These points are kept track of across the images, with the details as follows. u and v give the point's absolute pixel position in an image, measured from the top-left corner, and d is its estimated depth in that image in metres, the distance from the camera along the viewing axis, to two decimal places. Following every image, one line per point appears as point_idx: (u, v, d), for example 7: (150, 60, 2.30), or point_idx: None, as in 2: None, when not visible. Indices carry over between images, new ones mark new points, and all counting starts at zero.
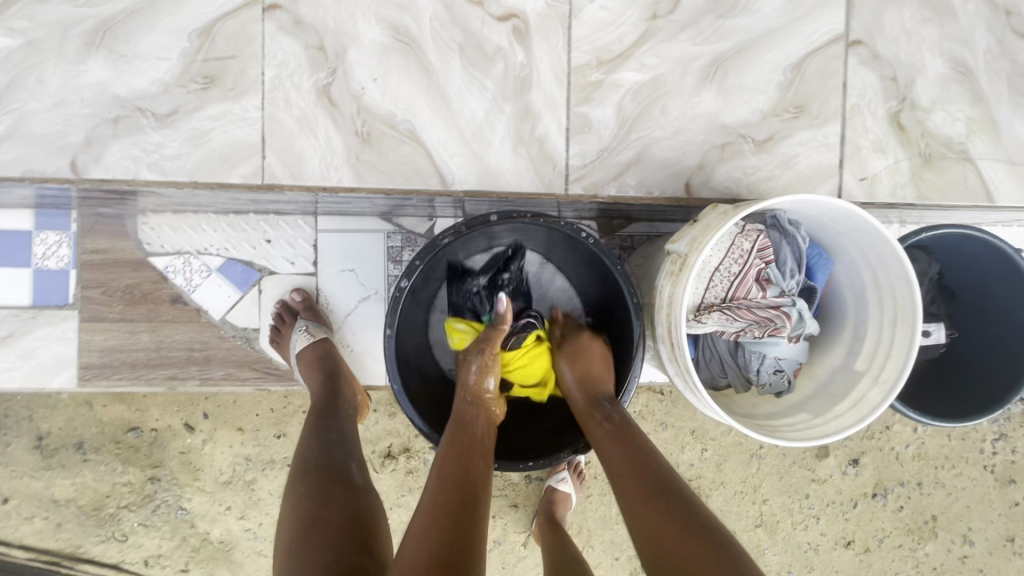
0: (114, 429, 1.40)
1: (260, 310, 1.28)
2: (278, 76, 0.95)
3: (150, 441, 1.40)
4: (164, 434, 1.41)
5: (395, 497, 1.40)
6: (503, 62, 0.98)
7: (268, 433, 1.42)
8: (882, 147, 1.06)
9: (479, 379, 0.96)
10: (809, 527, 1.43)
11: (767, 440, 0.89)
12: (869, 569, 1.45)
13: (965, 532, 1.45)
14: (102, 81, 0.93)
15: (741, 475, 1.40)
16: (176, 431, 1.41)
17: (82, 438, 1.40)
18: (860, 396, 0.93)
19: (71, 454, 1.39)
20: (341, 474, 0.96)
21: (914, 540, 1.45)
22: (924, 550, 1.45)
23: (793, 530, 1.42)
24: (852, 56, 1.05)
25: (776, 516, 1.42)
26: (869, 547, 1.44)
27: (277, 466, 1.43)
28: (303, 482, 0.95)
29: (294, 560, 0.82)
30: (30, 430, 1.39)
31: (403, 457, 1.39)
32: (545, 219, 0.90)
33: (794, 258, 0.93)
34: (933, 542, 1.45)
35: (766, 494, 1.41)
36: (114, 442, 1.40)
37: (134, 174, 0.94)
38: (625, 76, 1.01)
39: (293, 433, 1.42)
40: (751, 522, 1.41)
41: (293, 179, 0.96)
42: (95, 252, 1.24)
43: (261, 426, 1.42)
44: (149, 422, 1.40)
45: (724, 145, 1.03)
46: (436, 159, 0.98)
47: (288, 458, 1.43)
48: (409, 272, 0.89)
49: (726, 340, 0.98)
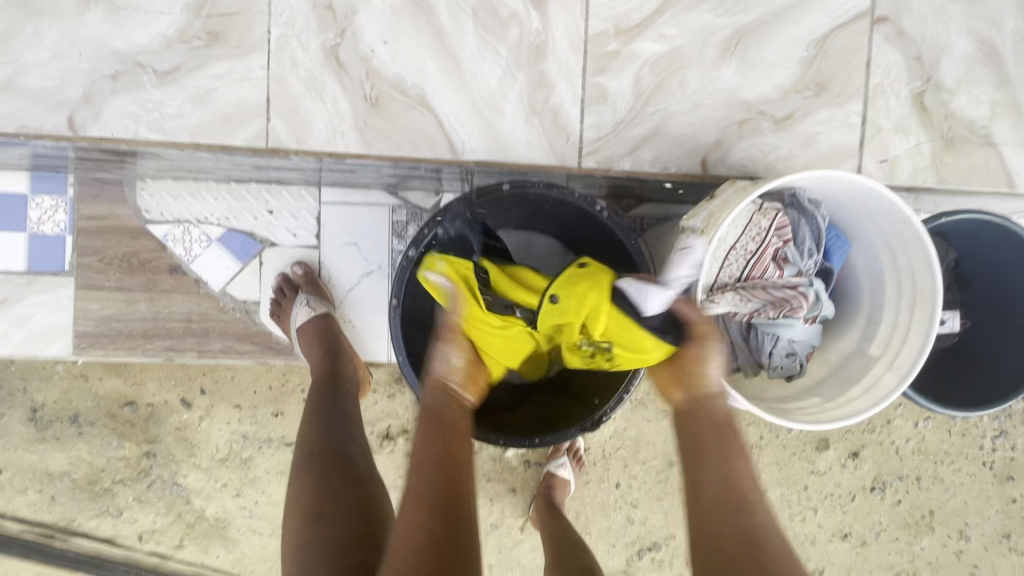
0: (110, 402, 1.38)
1: (260, 282, 1.25)
2: (285, 35, 0.91)
3: (146, 416, 1.38)
4: (161, 409, 1.38)
5: (393, 478, 1.39)
6: (518, 28, 0.95)
7: (265, 411, 1.40)
8: (904, 128, 1.04)
9: (441, 361, 0.89)
10: (807, 519, 1.42)
11: (780, 422, 0.87)
12: (865, 562, 1.44)
13: (961, 528, 1.44)
14: (102, 34, 0.89)
15: None
16: (173, 406, 1.39)
17: (77, 410, 1.37)
18: (874, 381, 0.91)
19: (67, 427, 1.37)
20: (347, 462, 0.94)
21: (911, 534, 1.44)
22: (920, 544, 1.44)
23: (792, 522, 1.41)
24: (878, 33, 1.02)
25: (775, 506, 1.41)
26: (865, 540, 1.43)
27: (274, 444, 1.41)
28: (310, 467, 0.93)
29: (306, 554, 0.82)
30: (24, 402, 1.37)
31: (401, 438, 1.38)
32: (558, 189, 0.87)
33: (813, 238, 0.90)
34: (930, 537, 1.44)
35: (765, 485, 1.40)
36: (110, 415, 1.38)
37: (133, 133, 0.91)
38: (644, 46, 0.97)
39: (291, 411, 1.40)
40: None
41: (298, 144, 0.93)
42: (92, 218, 1.21)
43: (258, 404, 1.40)
44: (145, 397, 1.38)
45: (742, 121, 1.00)
46: (446, 127, 0.95)
47: (285, 436, 1.41)
48: (416, 241, 0.86)
49: (739, 321, 0.96)
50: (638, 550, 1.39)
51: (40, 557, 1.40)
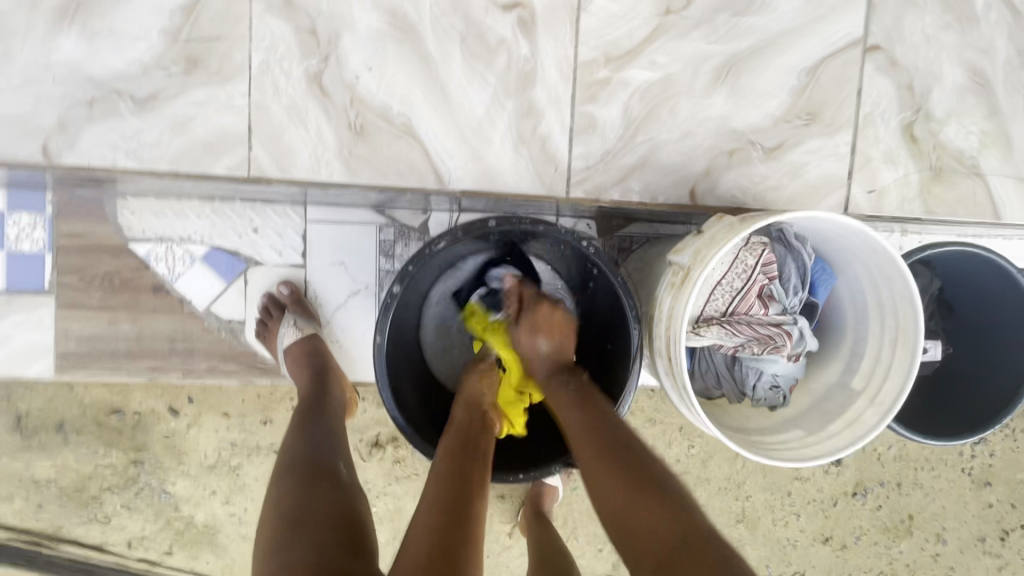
0: (96, 410, 1.37)
1: (246, 302, 1.24)
2: (267, 61, 0.89)
3: (134, 424, 1.38)
4: (148, 417, 1.38)
5: (382, 485, 1.39)
6: (506, 55, 0.93)
7: (253, 419, 1.40)
8: (893, 159, 1.03)
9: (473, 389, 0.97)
10: (790, 524, 1.44)
11: (758, 459, 0.88)
12: (845, 564, 1.47)
13: (939, 531, 1.47)
14: (76, 59, 0.86)
15: (727, 471, 1.41)
16: (161, 414, 1.38)
17: (62, 418, 1.36)
18: (855, 416, 0.91)
19: (52, 435, 1.36)
20: (330, 470, 0.95)
21: (890, 538, 1.47)
22: (899, 548, 1.47)
23: (776, 526, 1.44)
24: (869, 63, 1.01)
25: (758, 511, 1.43)
26: (846, 543, 1.46)
27: (263, 452, 1.41)
28: (290, 477, 0.94)
29: (277, 559, 0.81)
30: (8, 410, 1.35)
31: (390, 446, 1.38)
32: (545, 225, 0.86)
33: (799, 275, 0.89)
34: (908, 540, 1.47)
35: (749, 491, 1.42)
36: (96, 424, 1.37)
37: (110, 162, 0.88)
38: (634, 74, 0.96)
39: (279, 420, 1.40)
40: (733, 517, 1.42)
41: (282, 173, 0.91)
42: (72, 237, 1.19)
43: (247, 412, 1.39)
44: (132, 404, 1.38)
45: (732, 151, 0.99)
46: (433, 156, 0.93)
47: (274, 444, 1.41)
48: (400, 279, 0.84)
49: (724, 354, 0.97)
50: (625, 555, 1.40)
51: (27, 564, 1.39)
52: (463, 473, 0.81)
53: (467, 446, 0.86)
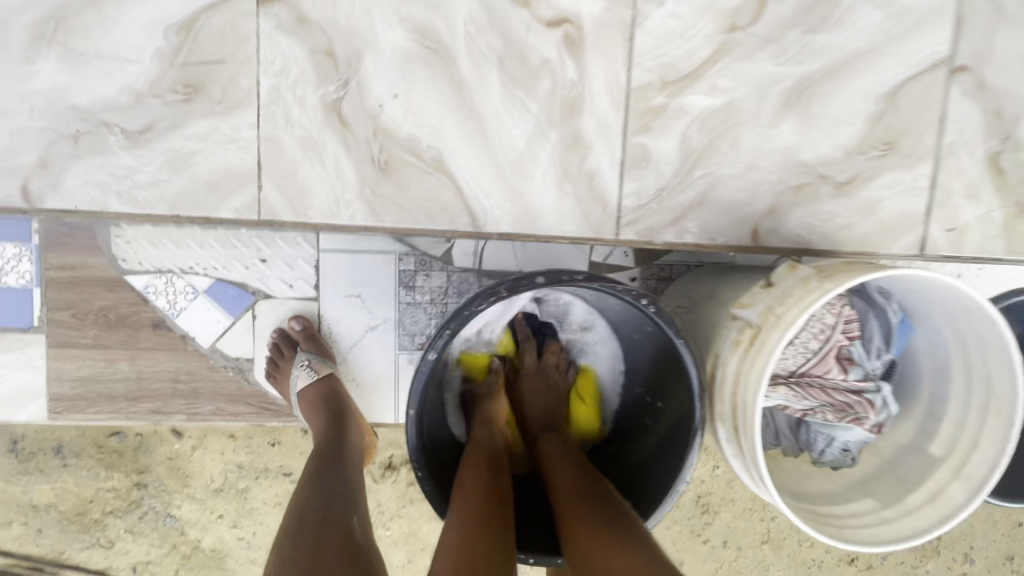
0: (95, 432, 1.28)
1: (255, 338, 1.14)
2: (277, 87, 0.78)
3: (136, 446, 1.29)
4: (151, 438, 1.29)
5: (395, 508, 1.31)
6: (551, 79, 0.82)
7: (261, 441, 1.31)
8: (976, 194, 0.92)
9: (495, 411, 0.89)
10: (815, 544, 1.30)
11: (835, 543, 0.79)
12: None
13: (966, 550, 1.31)
14: (58, 86, 0.75)
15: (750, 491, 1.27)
16: (164, 436, 1.29)
17: (60, 441, 1.27)
18: (937, 489, 0.83)
19: (50, 459, 1.28)
20: (344, 532, 0.84)
21: (918, 558, 1.31)
22: (925, 568, 1.31)
23: (801, 546, 1.30)
24: (956, 85, 0.89)
25: (783, 533, 1.29)
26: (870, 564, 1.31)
27: (271, 475, 1.31)
28: (299, 538, 0.83)
29: None
30: (4, 433, 1.27)
31: (404, 467, 1.30)
32: (601, 281, 0.76)
33: (883, 334, 0.80)
34: (935, 560, 1.31)
35: (774, 510, 1.28)
36: (96, 446, 1.28)
37: (101, 206, 0.77)
38: (694, 100, 0.85)
39: (288, 441, 1.31)
40: (757, 539, 1.28)
41: (296, 216, 0.80)
42: (62, 269, 1.08)
43: (254, 434, 1.30)
44: (134, 425, 1.29)
45: (800, 186, 0.89)
46: (467, 196, 0.83)
47: (284, 467, 1.31)
48: (436, 344, 0.76)
49: (788, 414, 0.90)
50: None
51: None
52: (500, 493, 0.77)
53: (498, 469, 0.81)
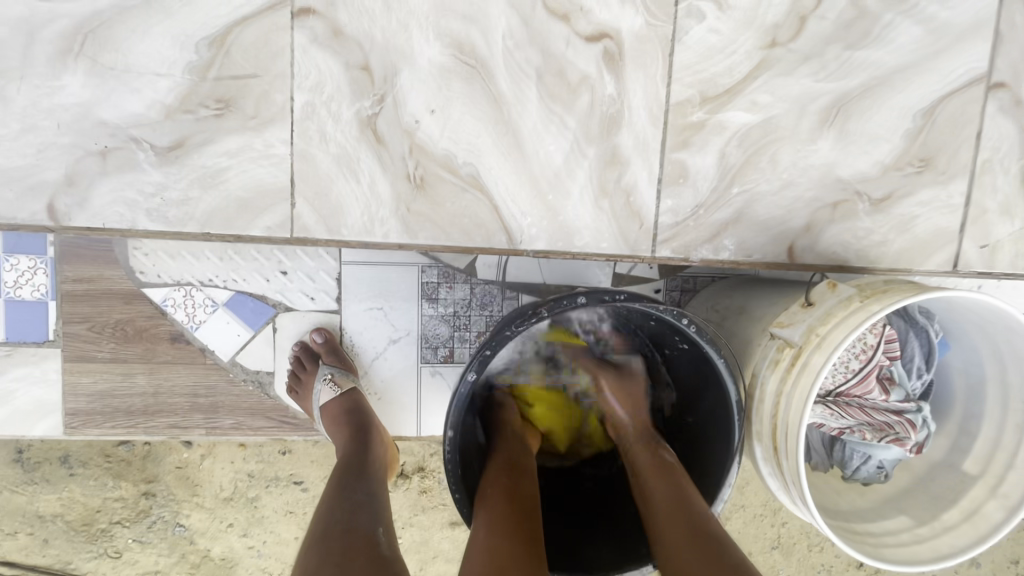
0: (103, 441, 1.24)
1: (276, 351, 1.12)
2: (312, 103, 0.76)
3: (144, 455, 1.25)
4: (159, 448, 1.25)
5: (406, 517, 1.28)
6: (589, 94, 0.80)
7: (271, 449, 1.27)
8: (1011, 210, 0.92)
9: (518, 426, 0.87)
10: (825, 548, 1.26)
11: (874, 563, 0.77)
12: None
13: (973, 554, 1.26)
14: (85, 101, 0.73)
15: (763, 498, 1.23)
16: (174, 445, 1.25)
17: (67, 451, 1.24)
18: (973, 508, 0.82)
19: (57, 468, 1.24)
20: (368, 542, 0.78)
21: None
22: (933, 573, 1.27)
23: (809, 551, 1.26)
24: (992, 101, 0.88)
25: (793, 538, 1.25)
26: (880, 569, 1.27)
27: (283, 483, 1.27)
28: (320, 551, 0.76)
29: None
30: (9, 442, 1.23)
31: (416, 476, 1.26)
32: (644, 301, 0.74)
33: (923, 354, 0.80)
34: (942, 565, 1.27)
35: (786, 517, 1.24)
36: (104, 455, 1.24)
37: (130, 223, 0.75)
38: (732, 116, 0.84)
39: (298, 449, 1.27)
40: (767, 544, 1.25)
41: (329, 233, 0.78)
42: (78, 281, 1.05)
43: (263, 442, 1.26)
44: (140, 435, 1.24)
45: (837, 203, 0.88)
46: (503, 212, 0.81)
47: (294, 475, 1.27)
48: (476, 365, 0.73)
49: (819, 431, 0.90)
50: None
51: None
52: (521, 493, 0.75)
53: (516, 471, 0.78)
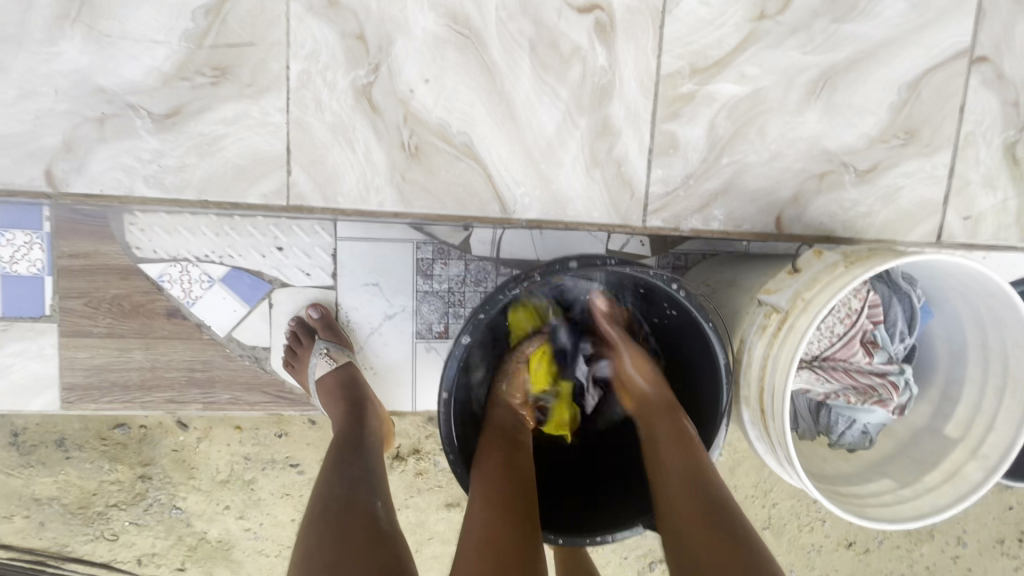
0: (99, 424, 1.23)
1: (272, 327, 1.13)
2: (307, 71, 0.77)
3: (141, 438, 1.24)
4: (155, 431, 1.24)
5: (402, 498, 1.27)
6: (581, 65, 0.82)
7: (267, 432, 1.26)
8: (992, 183, 0.94)
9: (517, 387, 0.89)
10: (815, 527, 1.27)
11: (857, 521, 0.80)
12: (865, 569, 1.29)
13: (958, 533, 1.29)
14: (82, 67, 0.73)
15: (754, 479, 1.25)
16: (169, 428, 1.24)
17: (63, 434, 1.22)
18: (954, 469, 0.84)
19: (53, 451, 1.22)
20: (368, 517, 0.79)
21: (911, 541, 1.29)
22: (919, 551, 1.29)
23: (799, 531, 1.27)
24: (975, 75, 0.90)
25: (783, 518, 1.26)
26: (867, 547, 1.29)
27: (278, 466, 1.27)
28: (321, 527, 0.77)
29: None
30: (3, 425, 1.21)
31: (412, 458, 1.26)
32: (634, 266, 0.75)
33: (905, 319, 0.83)
34: (928, 543, 1.29)
35: (776, 497, 1.26)
36: (99, 438, 1.23)
37: (127, 190, 0.76)
38: (721, 88, 0.85)
39: (295, 432, 1.26)
40: (758, 524, 1.26)
41: (325, 201, 0.79)
42: (74, 257, 1.06)
43: (260, 424, 1.26)
44: (137, 417, 1.23)
45: (823, 174, 0.90)
46: (496, 182, 0.82)
47: (291, 458, 1.27)
48: (469, 328, 0.75)
49: (807, 397, 0.91)
50: (650, 561, 1.24)
51: None
52: (518, 469, 0.76)
53: (514, 445, 0.80)
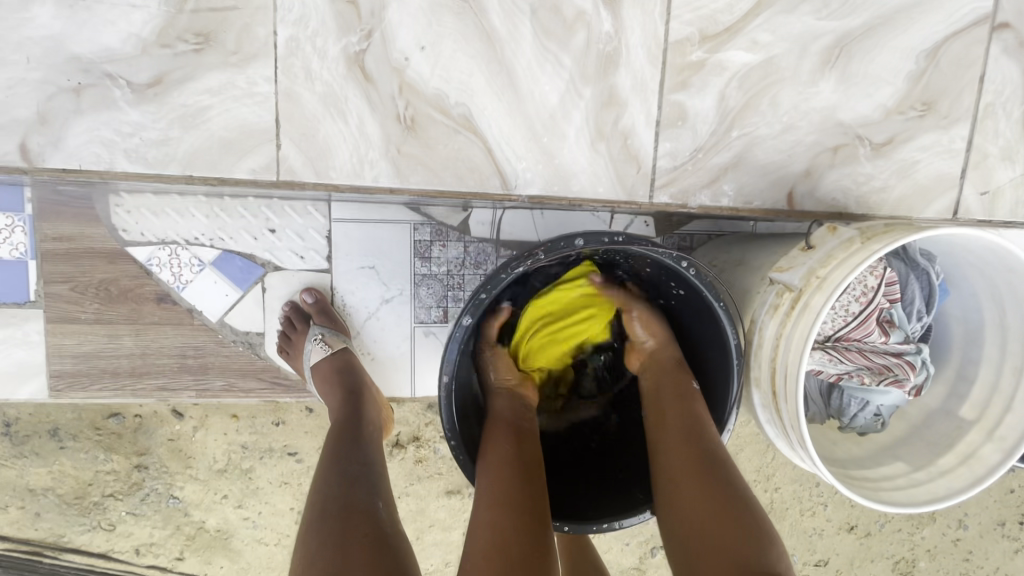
0: (92, 414, 1.20)
1: (265, 312, 1.10)
2: (296, 37, 0.72)
3: (136, 428, 1.21)
4: (150, 420, 1.21)
5: (403, 486, 1.25)
6: (586, 31, 0.77)
7: (265, 420, 1.23)
8: (1011, 156, 0.90)
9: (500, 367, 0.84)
10: (818, 511, 1.26)
11: (872, 505, 0.77)
12: (868, 554, 1.28)
13: (961, 517, 1.27)
14: (56, 33, 0.69)
15: (757, 464, 1.23)
16: (164, 417, 1.21)
17: (56, 424, 1.19)
18: (969, 451, 0.82)
19: (46, 442, 1.19)
20: (369, 519, 0.75)
21: (913, 524, 1.28)
22: (922, 535, 1.28)
23: (802, 516, 1.25)
24: (997, 43, 0.86)
25: (786, 504, 1.25)
26: (870, 531, 1.27)
27: (276, 454, 1.24)
28: (321, 530, 0.73)
29: None
30: None
31: (412, 446, 1.24)
32: (643, 243, 0.72)
33: (922, 297, 0.80)
34: (931, 526, 1.28)
35: (779, 482, 1.24)
36: (94, 428, 1.20)
37: (107, 164, 0.72)
38: (732, 56, 0.81)
39: (293, 419, 1.24)
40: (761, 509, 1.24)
41: (316, 176, 0.75)
42: (58, 240, 1.02)
43: (258, 413, 1.23)
44: (132, 407, 1.20)
45: (837, 148, 0.86)
46: (496, 156, 0.79)
47: (289, 447, 1.24)
48: (471, 309, 0.72)
49: (818, 378, 0.88)
50: (653, 546, 1.22)
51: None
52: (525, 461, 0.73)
53: (519, 435, 0.77)
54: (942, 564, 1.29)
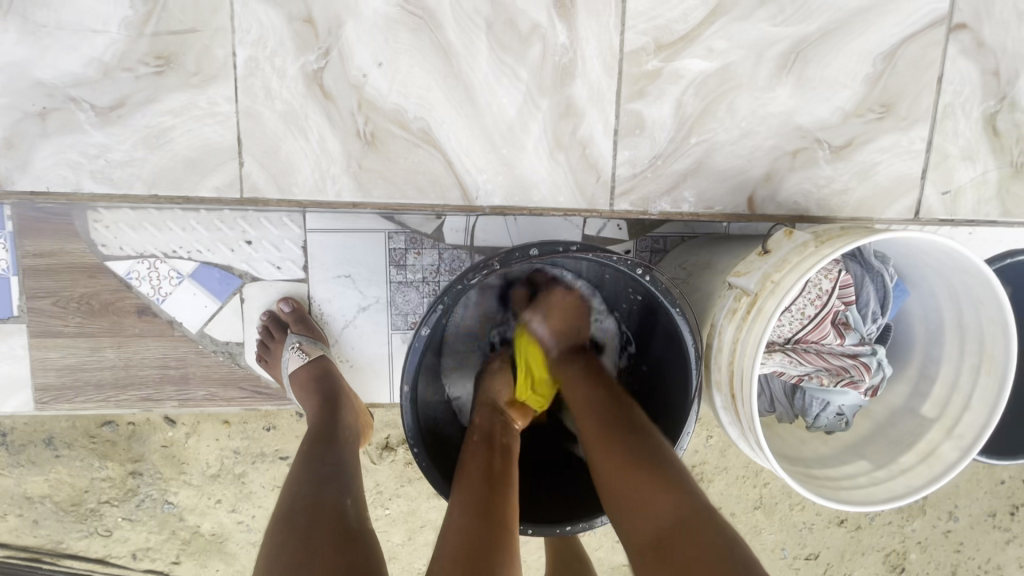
0: (86, 423, 1.22)
1: (244, 322, 1.11)
2: (254, 57, 0.74)
3: (129, 435, 1.23)
4: (143, 427, 1.23)
5: (394, 488, 1.27)
6: (541, 44, 0.79)
7: (256, 425, 1.25)
8: (973, 155, 0.91)
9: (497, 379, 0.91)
10: (806, 506, 1.27)
11: (833, 505, 0.78)
12: (859, 546, 1.29)
13: (951, 508, 1.28)
14: (20, 61, 0.71)
15: (745, 459, 1.24)
16: (156, 424, 1.23)
17: (50, 433, 1.21)
18: (930, 449, 0.83)
19: (41, 451, 1.22)
20: (337, 515, 0.76)
21: (903, 517, 1.28)
22: (911, 527, 1.29)
23: (791, 510, 1.27)
24: (953, 44, 0.87)
25: (775, 498, 1.26)
26: (860, 524, 1.28)
27: (269, 459, 1.26)
28: (289, 525, 0.74)
29: None
30: None
31: (402, 447, 1.26)
32: (596, 253, 0.74)
33: (878, 299, 0.81)
34: (921, 518, 1.29)
35: (767, 477, 1.25)
36: (88, 436, 1.22)
37: (75, 186, 0.74)
38: (689, 64, 0.82)
39: (283, 424, 1.26)
40: (750, 504, 1.26)
41: (280, 192, 0.77)
42: (38, 256, 1.04)
43: (248, 418, 1.25)
44: (125, 415, 1.23)
45: (796, 152, 0.87)
46: (458, 169, 0.80)
47: (280, 452, 1.26)
48: (429, 319, 0.73)
49: (782, 380, 0.90)
50: None
51: None
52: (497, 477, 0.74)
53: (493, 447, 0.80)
54: (933, 555, 1.30)
